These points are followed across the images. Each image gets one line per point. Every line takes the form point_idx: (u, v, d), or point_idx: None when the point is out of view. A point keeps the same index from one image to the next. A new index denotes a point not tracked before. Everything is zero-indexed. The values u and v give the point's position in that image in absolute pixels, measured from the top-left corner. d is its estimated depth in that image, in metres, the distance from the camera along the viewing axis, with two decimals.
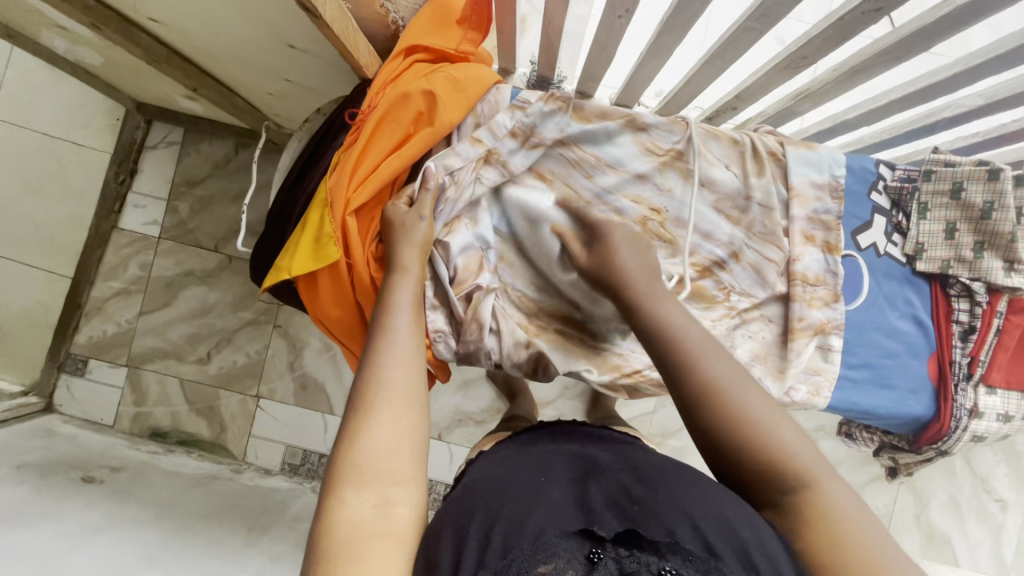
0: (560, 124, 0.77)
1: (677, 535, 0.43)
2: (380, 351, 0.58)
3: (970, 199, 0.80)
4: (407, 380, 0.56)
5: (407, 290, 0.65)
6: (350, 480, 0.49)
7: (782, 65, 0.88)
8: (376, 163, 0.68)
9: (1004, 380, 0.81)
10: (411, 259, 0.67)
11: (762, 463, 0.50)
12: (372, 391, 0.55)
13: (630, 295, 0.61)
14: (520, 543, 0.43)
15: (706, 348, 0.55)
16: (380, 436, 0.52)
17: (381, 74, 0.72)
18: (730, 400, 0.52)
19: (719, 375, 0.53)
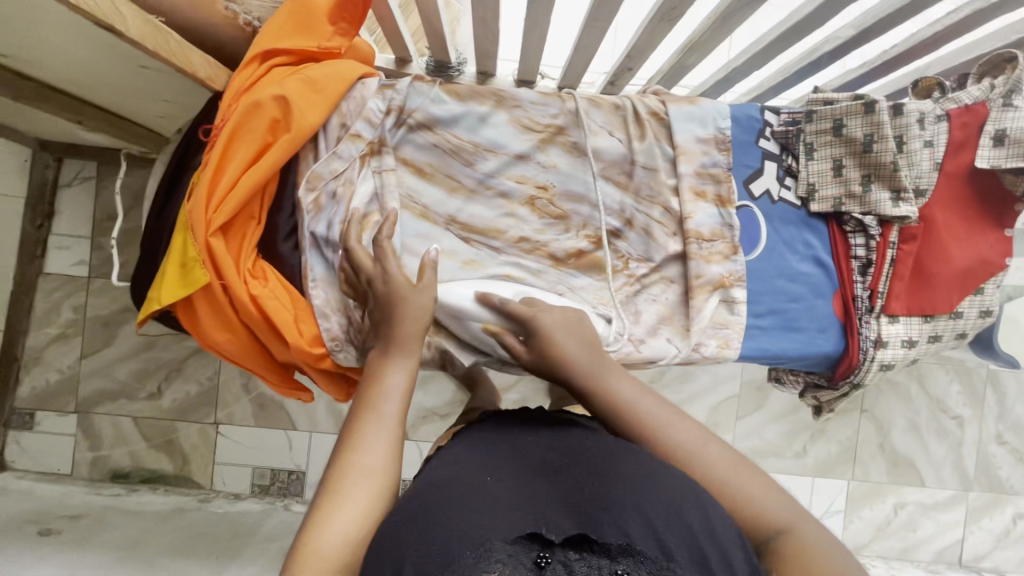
0: (429, 100, 0.77)
1: (631, 535, 0.43)
2: (361, 433, 0.53)
3: (852, 133, 0.81)
4: (386, 467, 0.51)
5: (400, 370, 0.58)
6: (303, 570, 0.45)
7: (656, 18, 0.86)
8: (235, 178, 0.66)
9: (905, 308, 0.83)
10: (412, 341, 0.60)
11: (741, 518, 0.51)
12: (345, 478, 0.50)
13: (578, 380, 0.60)
14: (461, 551, 0.42)
15: (660, 414, 0.56)
16: (348, 525, 0.48)
17: (232, 85, 0.69)
18: (699, 467, 0.53)
19: (680, 441, 0.54)
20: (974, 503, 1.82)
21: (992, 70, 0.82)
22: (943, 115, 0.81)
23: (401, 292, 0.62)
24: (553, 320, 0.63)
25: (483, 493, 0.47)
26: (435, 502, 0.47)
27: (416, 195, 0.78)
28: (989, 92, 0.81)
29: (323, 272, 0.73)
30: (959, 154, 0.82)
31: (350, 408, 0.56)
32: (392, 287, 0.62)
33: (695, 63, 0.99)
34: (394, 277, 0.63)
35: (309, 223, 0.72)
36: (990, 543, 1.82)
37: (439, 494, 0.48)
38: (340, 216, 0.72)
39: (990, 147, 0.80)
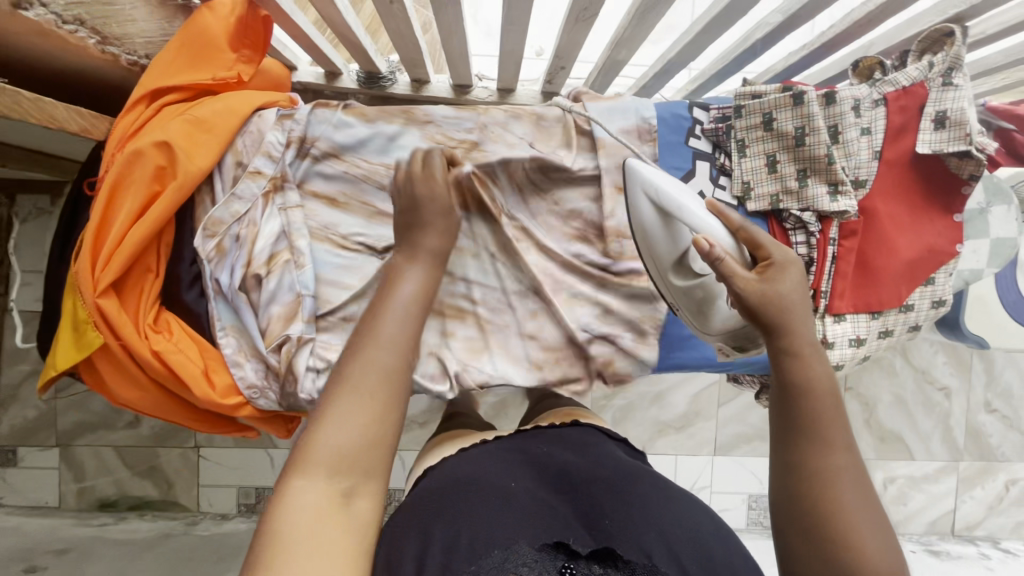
0: (333, 126, 0.72)
1: (654, 557, 0.45)
2: (374, 330, 0.52)
3: (782, 127, 0.77)
4: (397, 370, 0.51)
5: (414, 280, 0.56)
6: (316, 466, 0.45)
7: (571, 18, 0.81)
8: (122, 232, 0.63)
9: (851, 306, 0.79)
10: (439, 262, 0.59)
11: (847, 555, 0.47)
12: (354, 371, 0.49)
13: (784, 341, 0.54)
14: (488, 549, 0.44)
15: (842, 429, 0.51)
16: (346, 422, 0.47)
17: (117, 134, 0.66)
18: (838, 493, 0.49)
19: (841, 464, 0.50)
20: (965, 472, 1.80)
21: (932, 46, 0.77)
22: (880, 100, 0.77)
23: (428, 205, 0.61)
24: (797, 287, 0.55)
25: (512, 501, 0.49)
26: (471, 500, 0.49)
27: (330, 226, 0.72)
28: (928, 71, 0.76)
29: (231, 320, 0.71)
30: (900, 139, 0.77)
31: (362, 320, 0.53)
32: (420, 199, 0.61)
33: (627, 58, 0.95)
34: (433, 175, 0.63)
35: (211, 272, 0.69)
36: (982, 511, 1.80)
37: (463, 496, 0.50)
38: (243, 261, 0.69)
39: (932, 130, 0.75)
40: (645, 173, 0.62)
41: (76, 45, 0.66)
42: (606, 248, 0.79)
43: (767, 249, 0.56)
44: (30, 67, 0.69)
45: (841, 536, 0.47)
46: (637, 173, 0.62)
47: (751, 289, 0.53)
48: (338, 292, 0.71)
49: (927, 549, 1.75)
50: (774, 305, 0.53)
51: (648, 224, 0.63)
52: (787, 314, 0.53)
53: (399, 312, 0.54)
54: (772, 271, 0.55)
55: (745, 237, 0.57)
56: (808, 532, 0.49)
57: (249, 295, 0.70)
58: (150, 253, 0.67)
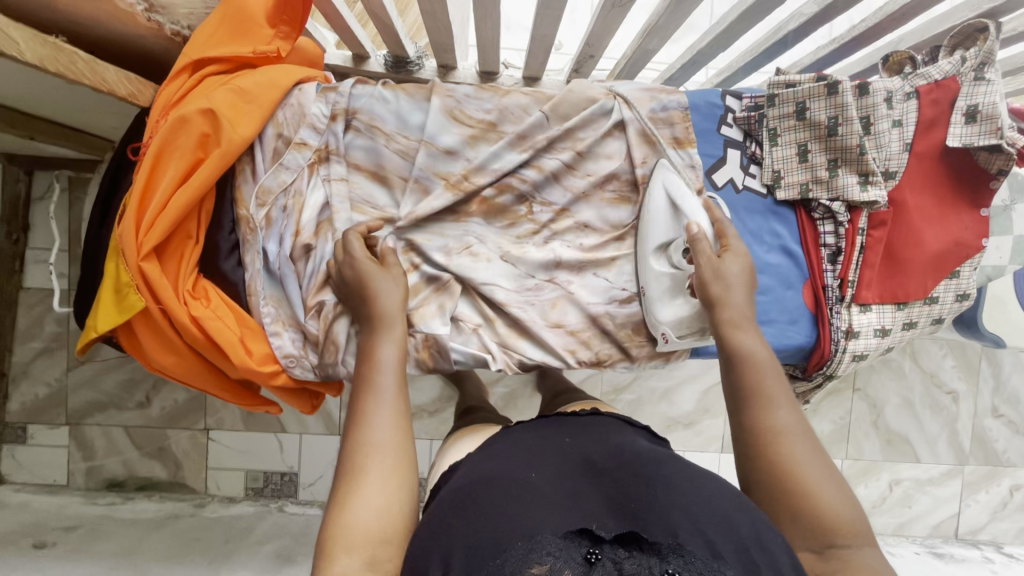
0: (375, 100, 0.74)
1: (680, 536, 0.43)
2: (366, 411, 0.54)
3: (815, 117, 0.77)
4: (396, 442, 0.53)
5: (390, 343, 0.61)
6: (344, 547, 0.46)
7: (607, 3, 0.81)
8: (165, 198, 0.64)
9: (876, 296, 0.80)
10: (396, 316, 0.63)
11: (805, 501, 0.51)
12: (362, 458, 0.51)
13: (722, 317, 0.65)
14: (513, 541, 0.42)
15: (777, 392, 0.58)
16: (367, 501, 0.49)
17: (160, 102, 0.67)
18: (786, 444, 0.54)
19: (785, 422, 0.55)
20: (969, 476, 1.81)
21: (964, 41, 0.78)
22: (912, 93, 0.78)
23: (374, 273, 0.65)
24: (741, 281, 0.67)
25: (531, 491, 0.48)
26: (484, 492, 0.48)
27: (371, 199, 0.74)
28: (960, 65, 0.77)
29: (273, 291, 0.71)
30: (930, 133, 0.78)
31: (354, 379, 0.58)
32: (362, 267, 0.65)
33: (657, 48, 0.96)
34: (356, 255, 0.66)
35: (262, 241, 0.70)
36: (986, 516, 1.81)
37: (483, 494, 0.48)
38: (291, 230, 0.70)
39: (963, 124, 0.76)
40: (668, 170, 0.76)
41: (124, 12, 0.67)
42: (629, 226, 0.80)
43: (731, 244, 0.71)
44: (77, 40, 0.69)
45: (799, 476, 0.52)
46: (670, 173, 0.76)
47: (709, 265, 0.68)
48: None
49: (931, 552, 1.76)
50: (720, 282, 0.67)
51: (649, 209, 0.76)
52: (727, 294, 0.66)
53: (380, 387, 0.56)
54: (730, 260, 0.68)
55: (718, 229, 0.72)
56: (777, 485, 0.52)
57: (296, 264, 0.70)
58: (190, 221, 0.67)
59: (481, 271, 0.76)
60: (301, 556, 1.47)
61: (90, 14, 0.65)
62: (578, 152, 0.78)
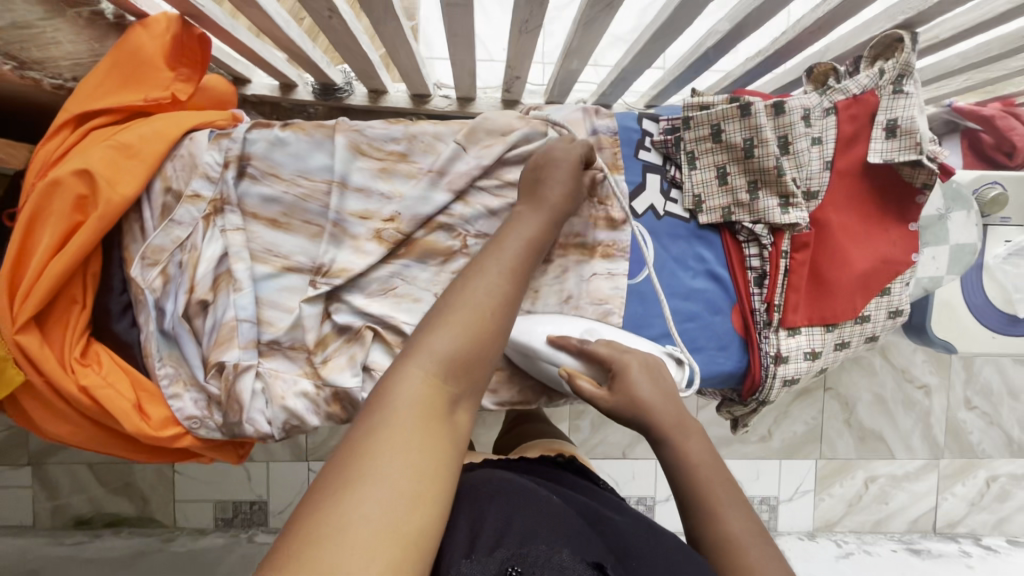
0: (269, 143, 0.70)
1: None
2: (488, 262, 0.53)
3: (731, 139, 0.75)
4: (506, 298, 0.50)
5: (532, 226, 0.59)
6: (422, 358, 0.44)
7: (515, 30, 0.79)
8: (40, 265, 0.61)
9: (806, 318, 0.77)
10: (552, 208, 0.61)
11: None
12: (471, 291, 0.49)
13: (658, 429, 0.59)
14: (534, 553, 0.45)
15: (722, 492, 0.54)
16: (456, 329, 0.46)
17: (38, 164, 0.65)
18: (752, 558, 0.50)
19: (737, 531, 0.52)
20: (946, 469, 1.79)
21: (885, 51, 0.75)
22: (831, 109, 0.75)
23: (555, 180, 0.62)
24: (647, 388, 0.60)
25: (557, 515, 0.51)
26: (511, 509, 0.50)
27: (273, 248, 0.70)
28: (878, 79, 0.75)
29: (170, 350, 0.68)
30: (851, 149, 0.76)
31: (489, 239, 0.57)
32: (556, 159, 0.63)
33: (580, 68, 0.93)
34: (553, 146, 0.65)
35: (154, 301, 0.66)
36: (964, 508, 1.80)
37: (510, 508, 0.51)
38: (185, 287, 0.67)
39: (883, 139, 0.74)
40: None
41: None
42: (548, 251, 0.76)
43: (609, 362, 0.63)
44: None
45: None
46: (508, 337, 0.70)
47: (612, 406, 0.60)
48: (281, 314, 0.69)
49: (910, 548, 1.74)
50: (635, 410, 0.60)
51: (523, 364, 0.72)
52: (647, 416, 0.59)
53: (516, 247, 0.55)
54: (619, 386, 0.61)
55: (588, 354, 0.65)
56: None
57: (192, 322, 0.67)
58: (74, 285, 0.64)
59: (403, 312, 0.72)
60: None
61: None
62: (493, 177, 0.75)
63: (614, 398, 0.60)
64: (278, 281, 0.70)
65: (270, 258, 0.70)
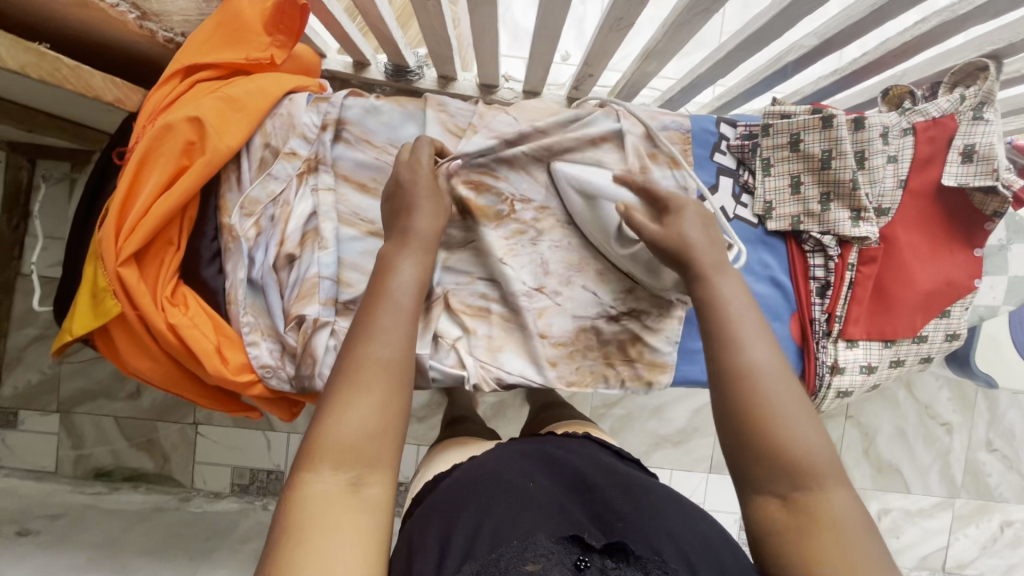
0: (366, 109, 0.72)
1: (663, 554, 0.46)
2: (376, 322, 0.48)
3: (809, 149, 0.77)
4: (401, 361, 0.47)
5: (415, 262, 0.53)
6: (325, 460, 0.43)
7: (605, 26, 0.81)
8: (146, 204, 0.64)
9: (864, 332, 0.79)
10: (431, 240, 0.55)
11: (778, 453, 0.46)
12: (361, 371, 0.46)
13: (695, 267, 0.56)
14: (509, 538, 0.45)
15: (749, 326, 0.51)
16: (358, 415, 0.44)
17: (149, 108, 0.68)
18: (763, 389, 0.48)
19: (760, 362, 0.49)
20: (959, 509, 1.78)
21: (965, 79, 0.76)
22: (908, 130, 0.77)
23: (422, 187, 0.58)
24: (691, 221, 0.58)
25: (526, 497, 0.50)
26: (484, 495, 0.50)
27: (360, 211, 0.72)
28: (958, 104, 0.76)
29: (253, 300, 0.71)
30: (925, 170, 0.77)
31: (368, 287, 0.51)
32: (406, 185, 0.58)
33: (656, 70, 0.95)
34: (418, 160, 0.60)
35: (247, 250, 0.70)
36: (976, 550, 1.78)
37: (480, 495, 0.51)
38: (276, 240, 0.70)
39: (959, 164, 0.75)
40: (569, 171, 0.72)
41: (117, 20, 0.67)
42: None
43: (665, 201, 0.61)
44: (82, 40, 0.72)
45: (769, 426, 0.46)
46: (577, 179, 0.72)
47: (659, 239, 0.59)
48: (360, 277, 0.70)
49: None
50: (678, 240, 0.57)
51: (582, 214, 0.73)
52: (688, 248, 0.57)
53: (394, 300, 0.50)
54: (669, 225, 0.59)
55: (648, 194, 0.64)
56: (750, 430, 0.47)
57: (278, 274, 0.71)
58: (172, 226, 0.67)
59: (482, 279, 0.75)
60: None
61: (87, 20, 0.66)
62: (548, 145, 0.76)
63: (664, 230, 0.59)
64: (362, 242, 0.71)
65: (357, 220, 0.71)
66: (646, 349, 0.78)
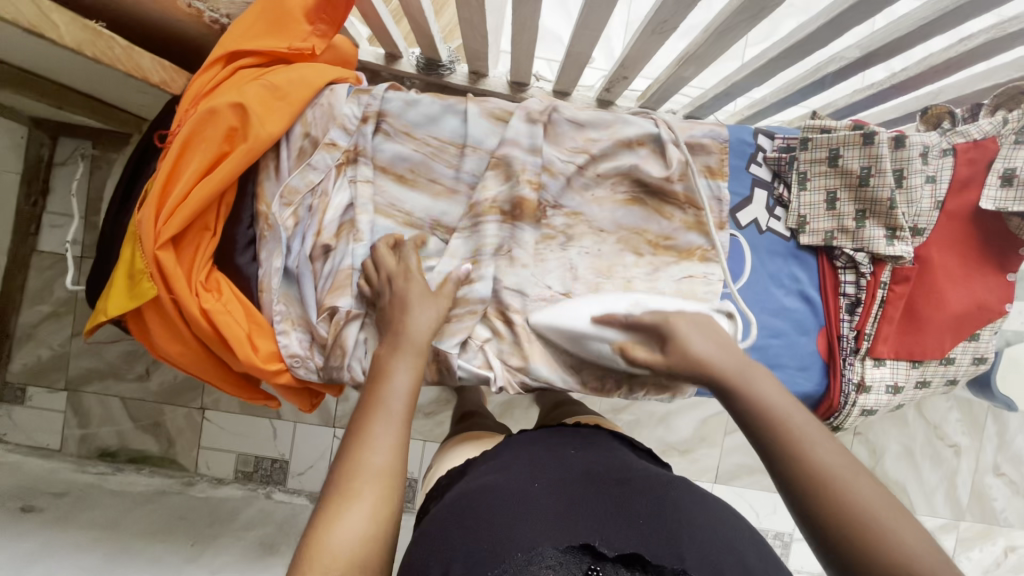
0: (407, 102, 0.72)
1: (685, 561, 0.46)
2: (370, 430, 0.50)
3: (847, 165, 0.76)
4: (394, 468, 0.48)
5: (407, 371, 0.56)
6: (319, 565, 0.42)
7: (648, 29, 0.80)
8: (187, 188, 0.63)
9: (893, 351, 0.78)
10: (422, 348, 0.59)
11: (846, 514, 0.44)
12: (356, 479, 0.46)
13: (714, 376, 0.55)
14: (511, 552, 0.44)
15: (779, 397, 0.52)
16: (352, 522, 0.44)
17: (192, 92, 0.67)
18: (813, 451, 0.48)
19: (801, 427, 0.49)
20: (963, 532, 1.78)
21: (1008, 101, 0.75)
22: (949, 150, 0.77)
23: (415, 296, 0.63)
24: (696, 336, 0.58)
25: (532, 500, 0.50)
26: (487, 506, 0.49)
27: (397, 203, 0.74)
28: (1001, 127, 0.75)
29: (287, 289, 0.70)
30: (963, 192, 0.77)
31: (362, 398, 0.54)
32: (399, 294, 0.63)
33: (692, 75, 0.95)
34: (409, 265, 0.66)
35: (284, 238, 0.70)
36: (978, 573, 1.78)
37: (482, 505, 0.50)
38: (313, 230, 0.70)
39: (998, 187, 0.74)
40: (545, 322, 0.71)
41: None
42: (647, 245, 0.77)
43: (655, 326, 0.61)
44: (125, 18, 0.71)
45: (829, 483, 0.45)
46: (556, 324, 0.70)
47: (669, 368, 0.58)
48: None
49: None
50: (692, 363, 0.56)
51: (571, 347, 0.72)
52: (702, 366, 0.56)
53: (389, 410, 0.52)
54: (673, 348, 0.59)
55: (634, 325, 0.64)
56: (813, 491, 0.46)
57: (314, 264, 0.70)
58: (210, 212, 0.67)
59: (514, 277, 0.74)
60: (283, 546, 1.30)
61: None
62: (591, 153, 0.75)
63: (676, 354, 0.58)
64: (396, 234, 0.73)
65: (393, 213, 0.73)
66: None
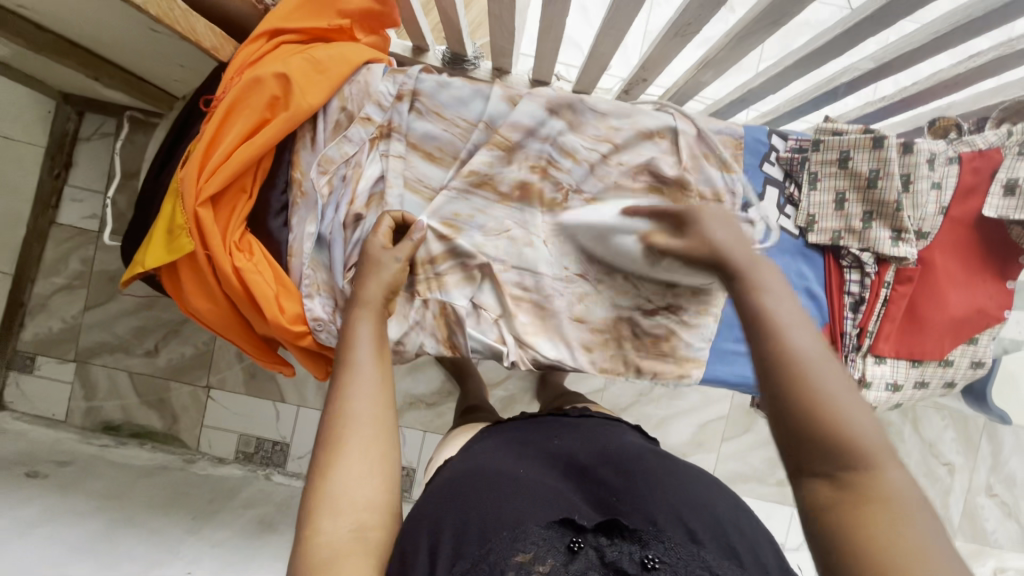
0: (438, 81, 0.75)
1: (659, 524, 0.46)
2: (345, 383, 0.49)
3: (857, 167, 0.80)
4: (380, 410, 0.49)
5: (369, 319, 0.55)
6: (330, 509, 0.43)
7: (670, 32, 0.83)
8: (228, 150, 0.67)
9: (893, 349, 0.82)
10: (376, 299, 0.58)
11: (835, 441, 0.39)
12: (345, 429, 0.47)
13: (729, 267, 0.48)
14: (499, 531, 0.43)
15: (784, 310, 0.45)
16: (352, 470, 0.45)
17: (238, 62, 0.71)
18: (813, 375, 0.41)
19: (804, 349, 0.42)
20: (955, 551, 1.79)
21: (1013, 115, 0.79)
22: (955, 158, 0.79)
23: (377, 262, 0.63)
24: (716, 225, 0.51)
25: (520, 485, 0.49)
26: (476, 489, 0.49)
27: (424, 179, 0.77)
28: (1005, 138, 0.78)
29: (316, 255, 0.74)
30: (968, 200, 0.80)
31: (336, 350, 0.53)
32: (368, 254, 0.64)
33: (710, 80, 0.98)
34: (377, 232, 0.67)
35: (319, 205, 0.73)
36: None
37: (469, 489, 0.49)
38: (346, 199, 0.73)
39: (1001, 196, 0.78)
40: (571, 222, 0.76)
41: None
42: None
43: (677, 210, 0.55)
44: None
45: (825, 412, 0.39)
46: (582, 223, 0.75)
47: (686, 253, 0.53)
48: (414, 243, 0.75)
49: None
50: (711, 249, 0.50)
51: (597, 249, 0.75)
52: (717, 254, 0.49)
53: (365, 357, 0.51)
54: (690, 234, 0.52)
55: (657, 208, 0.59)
56: (803, 422, 0.40)
57: (345, 232, 0.74)
58: (248, 175, 0.70)
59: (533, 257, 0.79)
60: (282, 525, 1.25)
61: None
62: (614, 142, 0.78)
63: (695, 240, 0.51)
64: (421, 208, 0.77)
65: (420, 187, 0.77)
66: (681, 344, 0.80)
